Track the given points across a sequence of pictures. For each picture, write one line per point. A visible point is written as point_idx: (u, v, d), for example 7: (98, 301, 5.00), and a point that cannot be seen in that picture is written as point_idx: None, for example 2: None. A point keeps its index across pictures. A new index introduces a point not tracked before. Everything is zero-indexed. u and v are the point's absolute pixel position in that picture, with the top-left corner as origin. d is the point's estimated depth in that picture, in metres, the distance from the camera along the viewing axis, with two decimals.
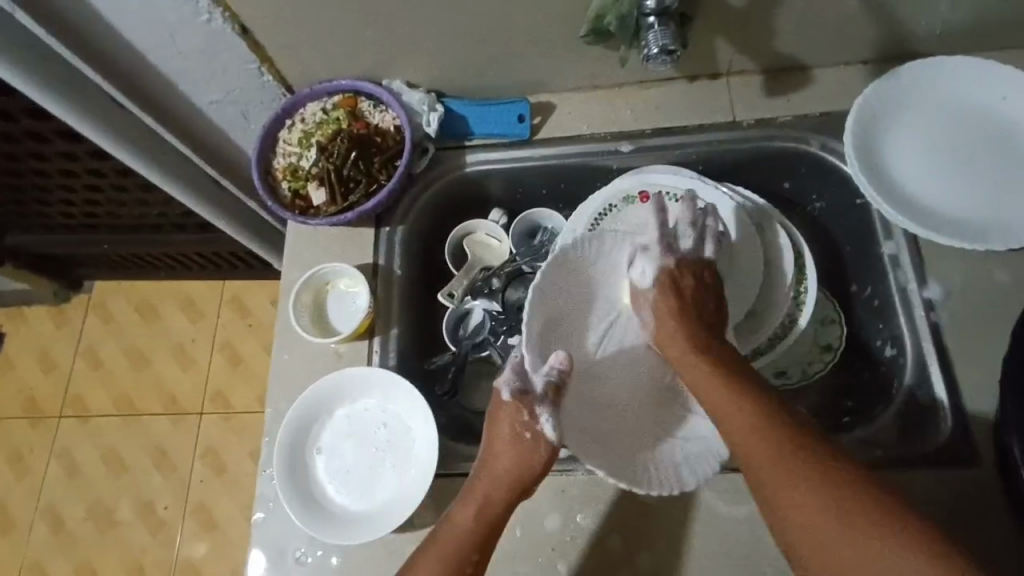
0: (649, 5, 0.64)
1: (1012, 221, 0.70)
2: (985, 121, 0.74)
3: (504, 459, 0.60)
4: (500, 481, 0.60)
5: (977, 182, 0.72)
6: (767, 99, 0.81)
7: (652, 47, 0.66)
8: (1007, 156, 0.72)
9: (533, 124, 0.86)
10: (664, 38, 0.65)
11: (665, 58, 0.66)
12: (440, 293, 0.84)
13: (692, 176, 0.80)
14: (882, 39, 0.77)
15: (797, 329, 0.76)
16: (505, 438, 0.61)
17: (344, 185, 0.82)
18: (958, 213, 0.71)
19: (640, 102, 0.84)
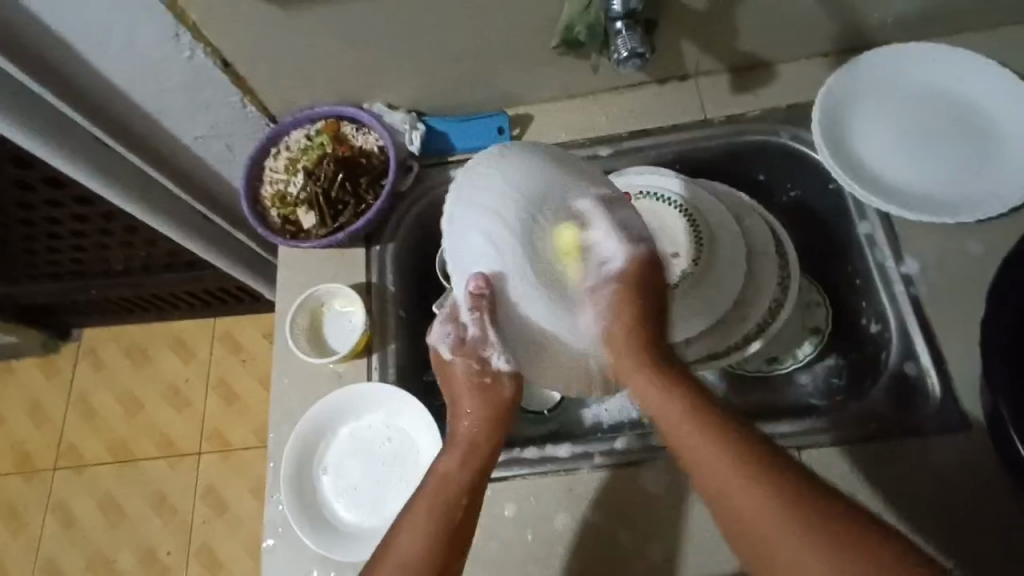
0: (615, 10, 0.65)
1: (974, 194, 0.73)
2: (943, 100, 0.77)
3: (470, 403, 0.66)
4: (496, 402, 0.66)
5: (939, 159, 0.75)
6: (734, 96, 0.85)
7: (621, 51, 0.66)
8: (964, 132, 0.76)
9: (512, 136, 0.88)
10: (632, 42, 0.66)
11: (636, 61, 0.67)
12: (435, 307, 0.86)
13: (670, 174, 0.82)
14: (840, 31, 0.81)
15: (786, 307, 0.77)
16: (450, 392, 0.68)
17: (332, 207, 0.83)
18: (928, 192, 0.74)
19: (615, 108, 0.88)
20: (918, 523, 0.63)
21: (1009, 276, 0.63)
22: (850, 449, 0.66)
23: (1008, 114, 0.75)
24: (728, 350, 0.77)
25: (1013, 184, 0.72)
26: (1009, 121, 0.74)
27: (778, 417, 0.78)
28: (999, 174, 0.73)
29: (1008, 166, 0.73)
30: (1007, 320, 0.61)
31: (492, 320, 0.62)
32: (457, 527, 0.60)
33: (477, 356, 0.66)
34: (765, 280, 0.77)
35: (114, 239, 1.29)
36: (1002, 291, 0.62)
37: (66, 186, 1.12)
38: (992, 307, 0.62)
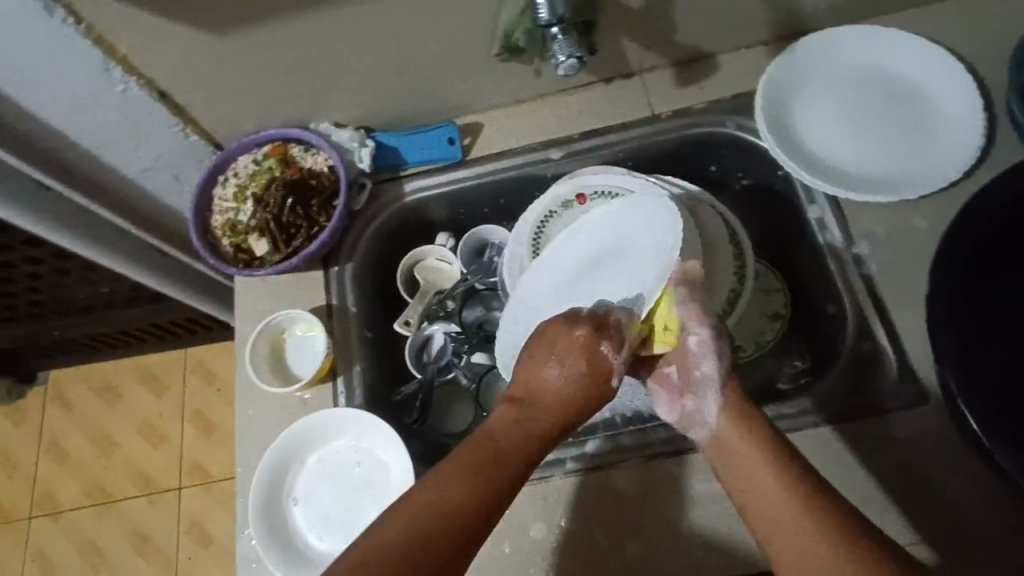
0: (543, 18, 0.62)
1: (918, 170, 0.74)
2: (880, 79, 0.79)
3: (572, 362, 0.63)
4: (595, 371, 0.63)
5: (881, 138, 0.76)
6: (679, 90, 0.86)
7: (558, 56, 0.65)
8: (904, 110, 0.77)
9: (463, 145, 0.88)
10: (569, 46, 0.64)
11: (574, 66, 0.65)
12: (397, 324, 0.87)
13: (621, 173, 0.85)
14: (776, 19, 0.82)
15: (744, 296, 0.78)
16: (555, 354, 0.63)
17: (285, 232, 0.82)
18: (873, 170, 0.75)
19: (563, 110, 0.88)
20: (884, 499, 0.64)
21: (949, 250, 0.62)
22: (814, 432, 0.67)
23: (944, 86, 0.76)
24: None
25: (954, 155, 0.73)
26: (946, 93, 0.76)
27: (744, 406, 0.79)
28: (939, 146, 0.74)
29: (949, 137, 0.74)
30: (950, 293, 0.61)
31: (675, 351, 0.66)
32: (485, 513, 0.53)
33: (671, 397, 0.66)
34: (722, 271, 0.78)
35: (71, 278, 1.25)
36: (943, 265, 0.62)
37: (14, 230, 1.09)
38: (936, 281, 0.62)
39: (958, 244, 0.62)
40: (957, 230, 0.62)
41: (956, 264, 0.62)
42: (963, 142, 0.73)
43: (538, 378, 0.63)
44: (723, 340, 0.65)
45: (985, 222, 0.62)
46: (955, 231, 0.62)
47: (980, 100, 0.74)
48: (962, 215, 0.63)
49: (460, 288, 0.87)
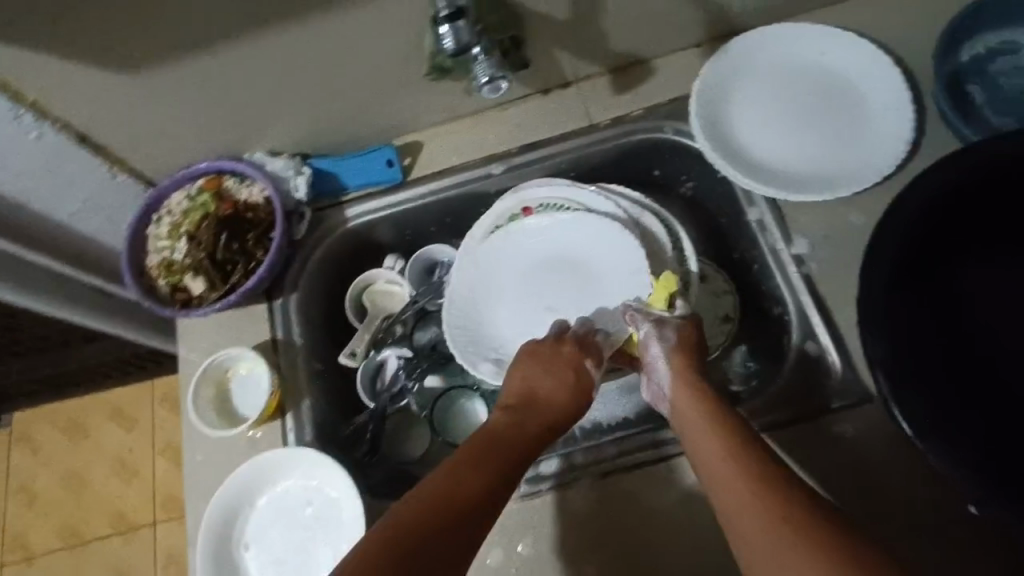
0: (447, 46, 0.62)
1: (853, 166, 0.74)
2: (812, 76, 0.79)
3: (559, 367, 0.67)
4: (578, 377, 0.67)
5: (815, 136, 0.77)
6: (616, 97, 0.85)
7: (481, 77, 0.63)
8: (836, 105, 0.77)
9: (403, 166, 0.87)
10: (490, 67, 0.63)
11: (498, 86, 0.64)
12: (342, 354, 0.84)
13: (566, 183, 0.83)
14: (706, 22, 0.81)
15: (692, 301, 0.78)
16: (547, 367, 0.67)
17: (223, 269, 0.80)
18: (808, 168, 0.75)
19: (502, 124, 0.87)
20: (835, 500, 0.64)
21: (875, 253, 0.63)
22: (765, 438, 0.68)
23: (873, 80, 0.76)
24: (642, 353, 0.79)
25: (885, 149, 0.74)
26: (876, 86, 0.76)
27: None
28: (871, 140, 0.75)
29: (880, 131, 0.75)
30: (879, 296, 0.62)
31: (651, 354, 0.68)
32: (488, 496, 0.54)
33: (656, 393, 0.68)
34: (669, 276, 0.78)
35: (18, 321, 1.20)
36: (872, 269, 0.63)
37: None
38: (864, 285, 0.63)
39: (884, 248, 0.63)
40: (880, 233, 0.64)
41: (883, 267, 0.63)
42: (894, 135, 0.74)
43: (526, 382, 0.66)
44: (667, 329, 0.68)
45: (907, 226, 0.64)
46: (881, 235, 0.64)
47: (908, 92, 0.74)
48: (886, 219, 0.64)
49: (406, 315, 0.86)
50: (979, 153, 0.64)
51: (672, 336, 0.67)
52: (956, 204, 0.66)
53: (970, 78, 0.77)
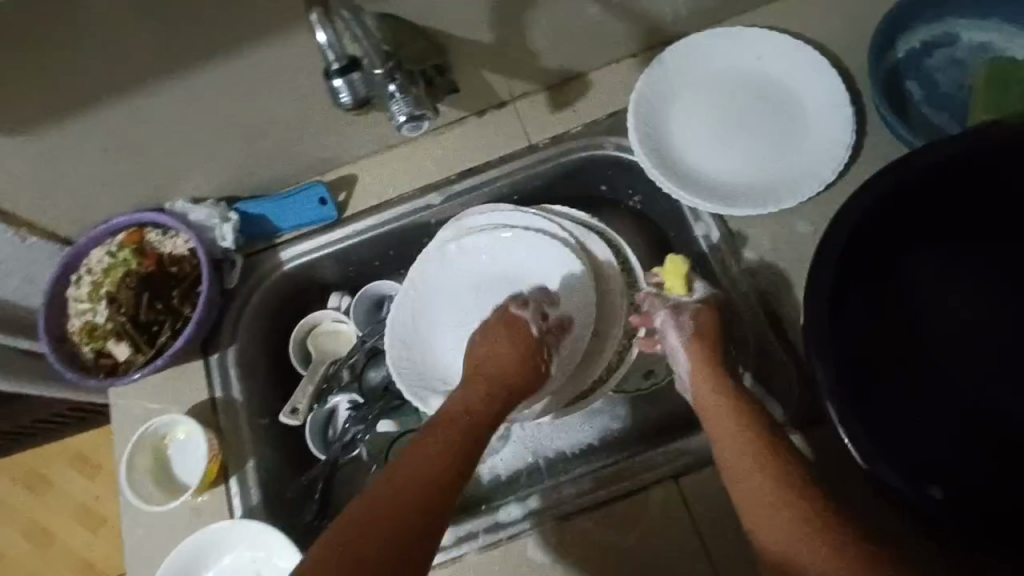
0: (343, 101, 0.56)
1: (797, 174, 0.73)
2: (749, 82, 0.77)
3: (512, 338, 0.68)
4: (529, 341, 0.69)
5: (757, 144, 0.75)
6: (554, 115, 0.82)
7: (398, 115, 0.59)
8: (775, 112, 0.75)
9: (339, 203, 0.82)
10: (408, 104, 0.59)
11: (417, 124, 0.60)
12: (281, 414, 0.79)
13: (508, 209, 0.79)
14: (640, 32, 0.78)
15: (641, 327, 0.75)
16: (499, 338, 0.68)
17: (149, 329, 0.75)
18: (752, 177, 0.74)
19: (438, 151, 0.83)
20: None
21: (818, 270, 0.61)
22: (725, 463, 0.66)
23: (812, 82, 0.75)
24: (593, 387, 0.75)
25: (827, 153, 0.72)
26: (815, 89, 0.75)
27: (657, 441, 0.79)
28: (813, 145, 0.73)
29: (821, 135, 0.73)
30: (825, 312, 0.60)
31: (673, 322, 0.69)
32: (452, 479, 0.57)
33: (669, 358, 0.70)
34: (616, 302, 0.75)
35: None
36: (816, 286, 0.61)
37: None
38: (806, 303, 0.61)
39: (826, 266, 0.61)
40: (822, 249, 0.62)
41: (828, 281, 0.61)
42: (835, 139, 0.72)
43: (485, 352, 0.68)
44: (683, 315, 0.69)
45: (846, 240, 0.62)
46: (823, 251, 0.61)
47: (845, 94, 0.73)
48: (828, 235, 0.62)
49: (352, 360, 0.83)
50: (914, 162, 0.62)
51: (690, 322, 0.68)
52: (895, 211, 0.65)
53: (907, 74, 0.75)
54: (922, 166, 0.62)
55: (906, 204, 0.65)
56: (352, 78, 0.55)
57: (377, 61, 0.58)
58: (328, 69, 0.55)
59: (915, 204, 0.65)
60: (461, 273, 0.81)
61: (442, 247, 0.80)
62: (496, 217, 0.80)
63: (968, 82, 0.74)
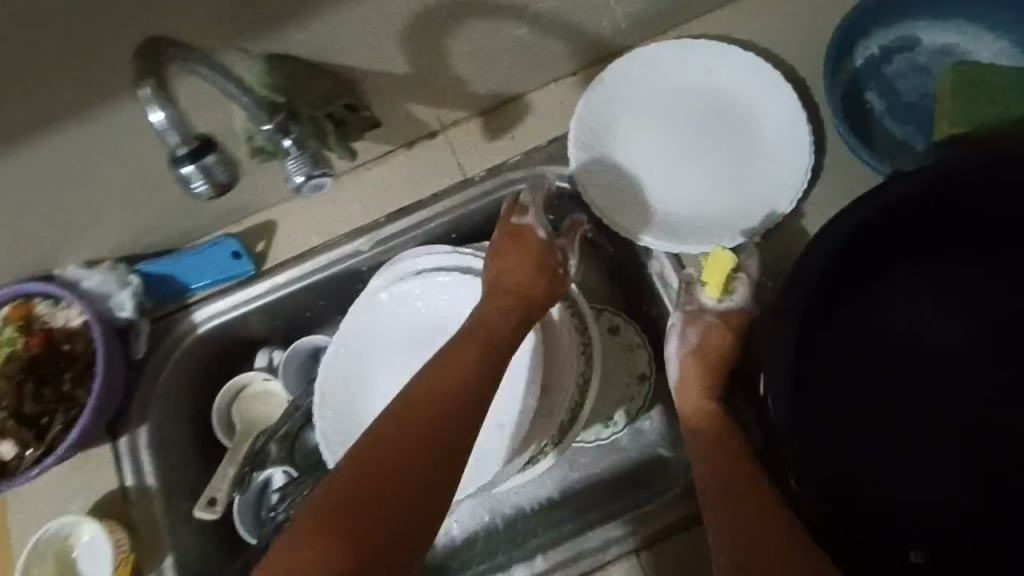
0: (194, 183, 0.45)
1: (751, 204, 0.68)
2: (699, 100, 0.70)
3: (521, 249, 0.68)
4: (535, 246, 0.68)
5: (709, 171, 0.70)
6: (490, 143, 0.74)
7: (296, 175, 0.52)
8: (727, 134, 0.70)
9: (256, 253, 0.74)
10: (305, 163, 0.52)
11: (319, 182, 0.53)
12: (195, 510, 0.70)
13: (446, 250, 0.71)
14: (578, 49, 0.71)
15: (593, 385, 0.68)
16: (516, 254, 0.67)
17: (39, 420, 0.67)
18: (706, 207, 0.69)
19: (365, 189, 0.75)
20: None
21: (783, 321, 0.58)
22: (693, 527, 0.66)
23: (765, 98, 0.68)
24: (546, 449, 0.68)
25: (783, 178, 0.67)
26: (769, 105, 0.68)
27: (620, 493, 0.75)
28: (769, 168, 0.68)
29: (777, 156, 0.68)
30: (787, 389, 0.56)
31: (683, 327, 0.68)
32: (443, 407, 0.57)
33: (688, 340, 0.68)
34: (564, 358, 0.68)
35: None
36: (784, 338, 0.57)
37: None
38: (771, 358, 0.57)
39: (792, 317, 0.58)
40: (786, 298, 0.58)
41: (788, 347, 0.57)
42: (793, 161, 0.67)
43: (498, 263, 0.67)
44: (693, 327, 0.68)
45: (812, 287, 0.58)
46: (789, 301, 0.58)
47: (801, 113, 0.67)
48: (791, 284, 0.58)
49: (281, 430, 0.75)
50: (885, 197, 0.56)
51: (695, 339, 0.68)
52: (857, 246, 0.60)
53: (867, 83, 0.70)
54: (892, 199, 0.56)
55: (869, 240, 0.60)
56: (204, 161, 0.46)
57: (265, 115, 0.49)
58: (174, 153, 0.45)
59: (877, 237, 0.60)
60: (396, 324, 0.72)
61: (371, 299, 0.72)
62: (424, 259, 0.71)
63: (932, 90, 0.69)
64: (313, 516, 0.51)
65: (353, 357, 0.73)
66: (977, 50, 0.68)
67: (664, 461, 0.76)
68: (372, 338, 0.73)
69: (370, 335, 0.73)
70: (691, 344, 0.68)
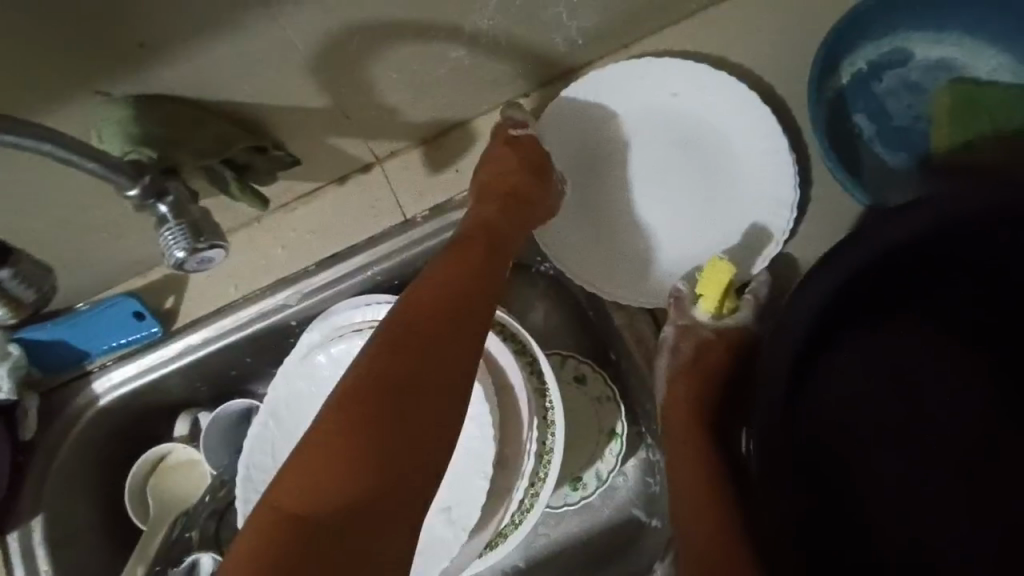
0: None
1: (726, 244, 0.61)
2: (664, 129, 0.63)
3: (512, 153, 0.60)
4: (530, 150, 0.61)
5: (679, 207, 0.63)
6: (432, 177, 0.65)
7: (174, 250, 0.43)
8: (699, 167, 0.62)
9: (165, 310, 0.64)
10: (183, 237, 0.42)
11: (202, 257, 0.44)
12: None
13: (381, 302, 0.61)
14: (528, 69, 0.62)
15: (556, 458, 0.60)
16: (512, 152, 0.61)
17: None
18: (676, 249, 0.63)
19: (290, 232, 0.65)
20: None
21: (765, 381, 0.49)
22: None
23: (738, 121, 0.60)
24: (504, 531, 0.62)
25: (763, 211, 0.60)
26: (742, 128, 0.61)
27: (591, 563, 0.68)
28: (747, 198, 0.61)
29: (754, 184, 0.61)
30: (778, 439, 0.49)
31: (681, 342, 0.61)
32: (460, 312, 0.50)
33: (683, 355, 0.61)
34: (519, 432, 0.59)
35: None
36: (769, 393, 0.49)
37: None
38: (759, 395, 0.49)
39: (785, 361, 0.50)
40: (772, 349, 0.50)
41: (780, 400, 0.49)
42: (772, 191, 0.60)
43: (488, 171, 0.60)
44: (687, 341, 0.61)
45: (801, 338, 0.50)
46: (767, 359, 0.50)
47: (783, 138, 0.59)
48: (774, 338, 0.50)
49: (205, 509, 0.67)
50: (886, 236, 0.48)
51: (690, 352, 0.61)
52: (856, 291, 0.51)
53: (853, 104, 0.62)
54: (879, 247, 0.48)
55: (865, 285, 0.51)
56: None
57: (128, 181, 0.39)
58: None
59: (873, 280, 0.51)
60: (331, 391, 0.62)
61: (297, 363, 0.62)
62: (359, 315, 0.61)
63: (925, 112, 0.61)
64: (317, 437, 0.43)
65: (283, 429, 0.63)
66: (977, 64, 0.61)
67: (641, 525, 0.68)
68: (304, 405, 0.63)
69: (301, 402, 0.63)
70: (682, 355, 0.61)
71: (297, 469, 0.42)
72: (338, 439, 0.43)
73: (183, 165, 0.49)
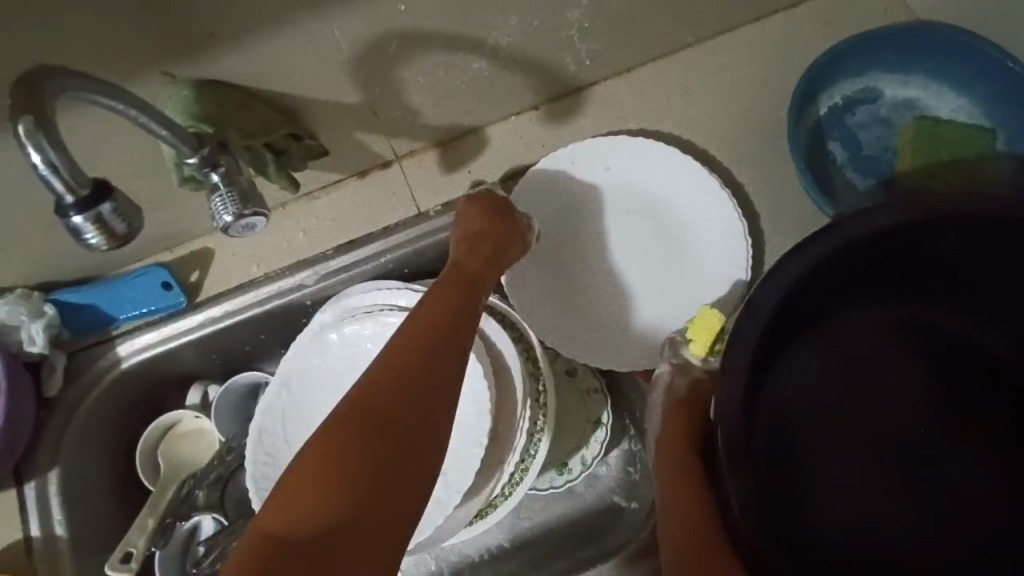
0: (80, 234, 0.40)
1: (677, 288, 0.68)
2: (612, 198, 0.70)
3: (480, 208, 0.64)
4: (495, 203, 0.64)
5: (631, 267, 0.69)
6: (446, 176, 0.71)
7: (223, 215, 0.48)
8: (644, 226, 0.69)
9: (190, 283, 0.69)
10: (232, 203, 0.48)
11: (246, 222, 0.49)
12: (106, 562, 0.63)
13: (394, 287, 0.66)
14: (540, 83, 0.68)
15: (546, 438, 0.66)
16: (479, 206, 0.64)
17: None
18: (637, 299, 0.69)
19: (311, 219, 0.70)
20: None
21: (729, 371, 0.51)
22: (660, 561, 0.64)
23: (680, 171, 0.68)
24: (494, 503, 0.67)
25: (717, 245, 0.66)
26: (685, 189, 0.68)
27: (571, 543, 0.73)
28: (702, 242, 0.67)
29: (710, 233, 0.67)
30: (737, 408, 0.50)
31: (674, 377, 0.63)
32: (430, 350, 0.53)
33: (677, 384, 0.62)
34: (514, 411, 0.64)
35: None
36: (731, 385, 0.50)
37: None
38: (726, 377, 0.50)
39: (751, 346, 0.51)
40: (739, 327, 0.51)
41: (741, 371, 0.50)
42: (725, 230, 0.66)
43: (462, 224, 0.64)
44: (681, 378, 0.62)
45: (762, 334, 0.51)
46: (730, 360, 0.51)
47: (710, 181, 0.66)
48: (734, 337, 0.51)
49: (209, 474, 0.70)
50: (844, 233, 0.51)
51: (684, 387, 0.62)
52: (824, 279, 0.53)
53: (830, 133, 0.69)
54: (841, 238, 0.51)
55: (834, 277, 0.54)
56: (101, 210, 0.40)
57: (191, 150, 0.46)
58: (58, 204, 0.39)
59: (840, 273, 0.54)
60: (339, 364, 0.67)
61: (309, 336, 0.67)
62: (373, 298, 0.66)
63: (894, 143, 0.68)
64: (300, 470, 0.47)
65: (291, 397, 0.68)
66: (940, 104, 0.68)
67: (619, 511, 0.73)
68: (312, 376, 0.67)
69: (311, 373, 0.67)
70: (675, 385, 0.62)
71: (278, 500, 0.46)
72: (312, 480, 0.46)
73: (230, 142, 0.53)
